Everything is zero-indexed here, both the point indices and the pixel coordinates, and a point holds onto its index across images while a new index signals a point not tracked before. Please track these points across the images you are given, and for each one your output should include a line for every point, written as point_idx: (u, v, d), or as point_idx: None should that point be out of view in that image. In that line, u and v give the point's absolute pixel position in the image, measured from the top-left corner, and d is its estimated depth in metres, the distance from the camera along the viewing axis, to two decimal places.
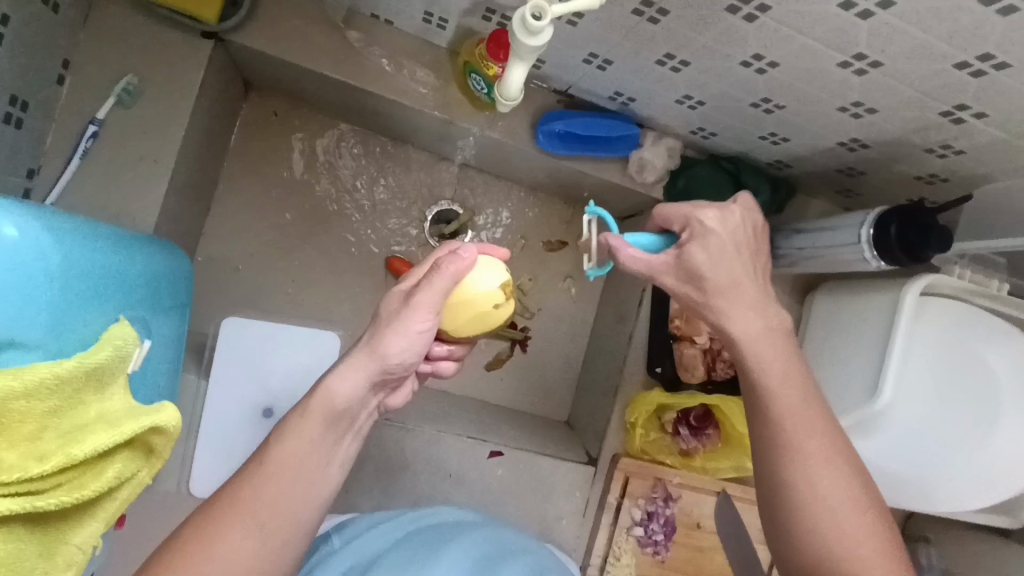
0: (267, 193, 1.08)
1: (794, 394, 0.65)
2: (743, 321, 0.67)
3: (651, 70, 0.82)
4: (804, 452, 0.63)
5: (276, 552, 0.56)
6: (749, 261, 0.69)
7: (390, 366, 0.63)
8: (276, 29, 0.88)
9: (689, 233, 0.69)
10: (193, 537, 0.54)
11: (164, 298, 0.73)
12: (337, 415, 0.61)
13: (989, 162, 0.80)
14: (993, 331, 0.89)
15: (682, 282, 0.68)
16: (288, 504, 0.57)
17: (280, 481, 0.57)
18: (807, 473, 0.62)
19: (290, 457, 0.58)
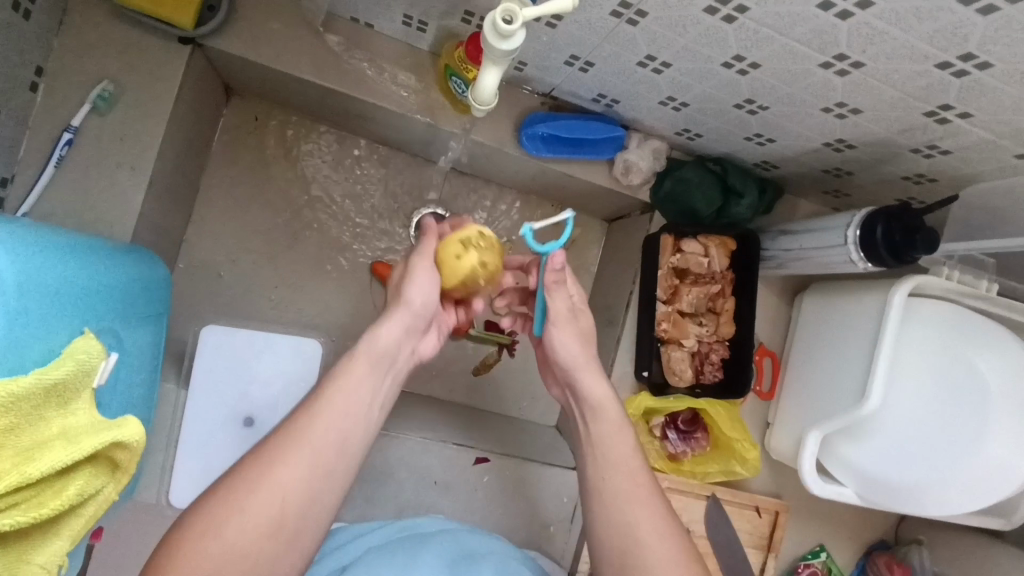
0: (249, 199, 1.07)
1: (634, 464, 0.73)
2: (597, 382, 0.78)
3: (633, 72, 0.81)
4: (635, 520, 0.69)
5: (324, 486, 0.60)
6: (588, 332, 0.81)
7: (417, 316, 0.70)
8: (254, 34, 0.87)
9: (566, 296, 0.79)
10: (250, 468, 0.58)
11: (138, 308, 0.72)
12: (379, 357, 0.67)
13: (975, 162, 0.79)
14: (986, 333, 0.87)
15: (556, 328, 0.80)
16: (337, 436, 0.61)
17: (331, 411, 0.62)
18: (639, 537, 0.67)
19: (341, 392, 0.63)
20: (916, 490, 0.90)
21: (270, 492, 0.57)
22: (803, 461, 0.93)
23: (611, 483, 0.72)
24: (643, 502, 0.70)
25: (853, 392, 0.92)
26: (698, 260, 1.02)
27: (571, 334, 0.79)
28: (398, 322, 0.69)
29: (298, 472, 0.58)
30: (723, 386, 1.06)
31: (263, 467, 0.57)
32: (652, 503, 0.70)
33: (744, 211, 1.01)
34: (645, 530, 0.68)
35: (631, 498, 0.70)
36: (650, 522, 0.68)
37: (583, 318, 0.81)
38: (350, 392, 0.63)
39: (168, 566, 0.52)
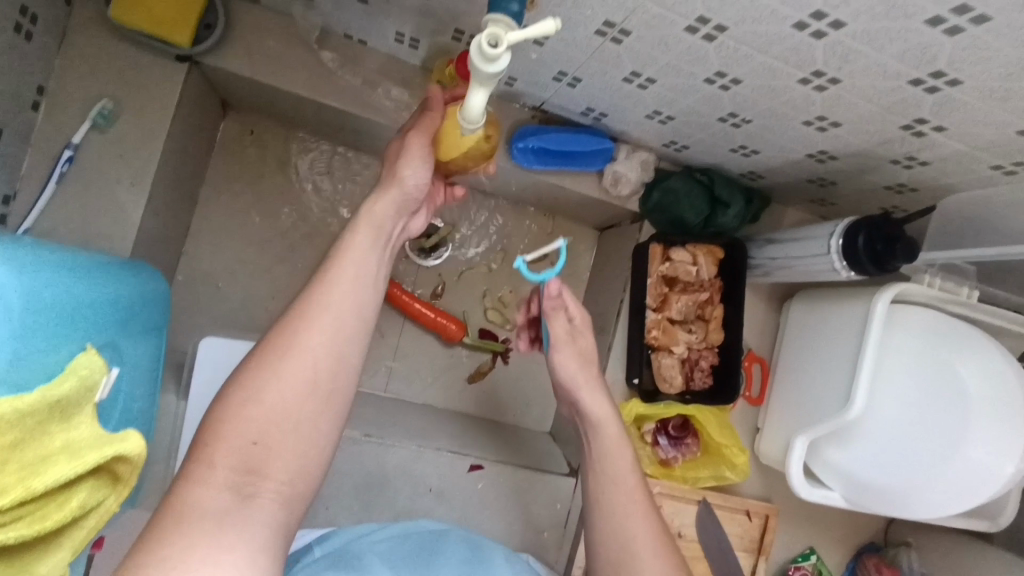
0: (246, 211, 1.09)
1: (632, 480, 0.77)
2: (598, 400, 0.82)
3: (619, 87, 0.84)
4: (629, 534, 0.73)
5: (349, 343, 0.63)
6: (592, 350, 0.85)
7: (409, 194, 0.71)
8: (251, 51, 0.89)
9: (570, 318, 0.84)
10: (274, 340, 0.61)
11: (138, 321, 0.74)
12: (379, 227, 0.69)
13: (952, 173, 0.82)
14: (968, 339, 0.89)
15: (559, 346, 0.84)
16: (353, 299, 0.64)
17: (344, 277, 0.64)
18: (635, 551, 0.72)
19: (350, 259, 0.65)
20: (902, 492, 0.91)
21: (297, 356, 0.60)
22: (791, 465, 0.95)
23: (610, 495, 0.76)
24: (639, 518, 0.74)
25: (839, 397, 0.94)
26: (687, 269, 1.04)
27: (573, 356, 0.84)
28: (397, 192, 0.70)
29: (319, 336, 0.61)
30: (712, 392, 1.08)
31: (286, 337, 0.61)
32: (648, 517, 0.75)
33: (731, 221, 1.03)
34: (637, 543, 0.73)
35: (629, 511, 0.75)
36: (645, 539, 0.73)
37: (582, 340, 0.85)
38: (361, 258, 0.66)
39: (219, 435, 0.57)
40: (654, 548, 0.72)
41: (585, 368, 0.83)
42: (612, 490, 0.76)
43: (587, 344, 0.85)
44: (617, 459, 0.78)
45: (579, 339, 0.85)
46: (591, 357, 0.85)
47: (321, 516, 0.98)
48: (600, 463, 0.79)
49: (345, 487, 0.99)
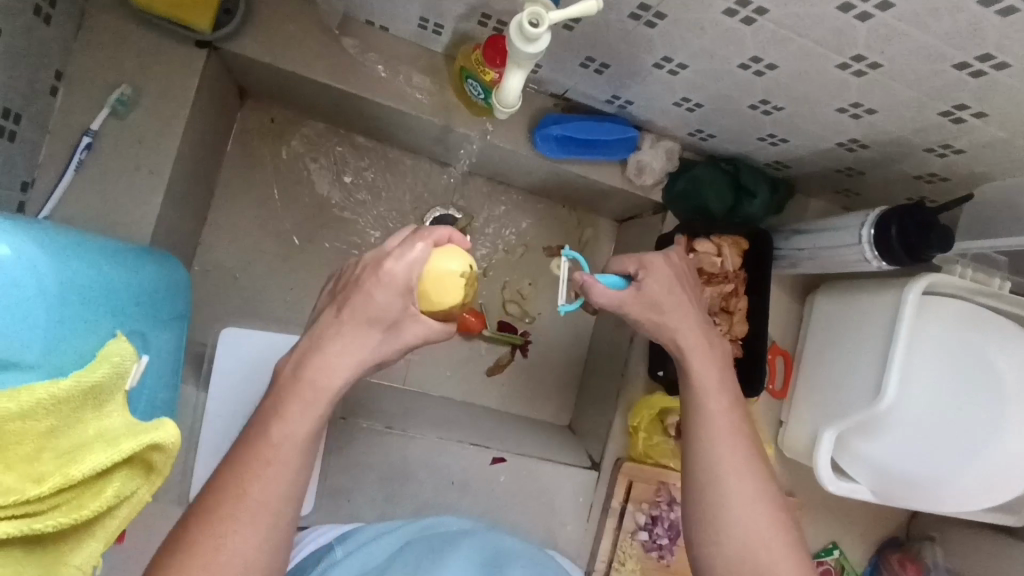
0: (263, 202, 1.07)
1: (724, 400, 0.70)
2: (690, 333, 0.74)
3: (649, 73, 0.82)
4: (716, 459, 0.66)
5: (278, 535, 0.55)
6: (688, 287, 0.77)
7: (379, 359, 0.62)
8: (271, 39, 0.88)
9: (642, 272, 0.75)
10: (182, 533, 0.53)
11: (162, 310, 0.72)
12: (321, 400, 0.58)
13: (988, 161, 0.80)
14: (999, 329, 0.88)
15: (643, 309, 0.73)
16: (281, 489, 0.55)
17: (268, 460, 0.55)
18: (722, 481, 0.65)
19: (278, 439, 0.56)
20: (931, 483, 0.90)
21: (213, 558, 0.51)
22: (818, 457, 0.93)
23: (702, 414, 0.69)
24: (731, 443, 0.67)
25: (867, 389, 0.92)
26: (712, 260, 1.01)
27: (642, 304, 0.73)
28: (345, 369, 0.60)
29: (244, 533, 0.53)
30: (737, 386, 1.05)
31: (196, 534, 0.52)
32: (741, 442, 0.68)
33: (757, 211, 1.02)
34: (732, 472, 0.65)
35: (716, 435, 0.68)
36: (740, 472, 0.65)
37: (650, 281, 0.74)
38: (290, 438, 0.56)
39: None
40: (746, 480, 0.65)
41: (659, 310, 0.74)
42: (699, 414, 0.69)
43: (658, 282, 0.74)
44: (703, 379, 0.71)
45: (644, 283, 0.74)
46: (663, 295, 0.74)
47: (344, 510, 0.97)
48: (687, 384, 0.72)
49: (366, 480, 0.98)
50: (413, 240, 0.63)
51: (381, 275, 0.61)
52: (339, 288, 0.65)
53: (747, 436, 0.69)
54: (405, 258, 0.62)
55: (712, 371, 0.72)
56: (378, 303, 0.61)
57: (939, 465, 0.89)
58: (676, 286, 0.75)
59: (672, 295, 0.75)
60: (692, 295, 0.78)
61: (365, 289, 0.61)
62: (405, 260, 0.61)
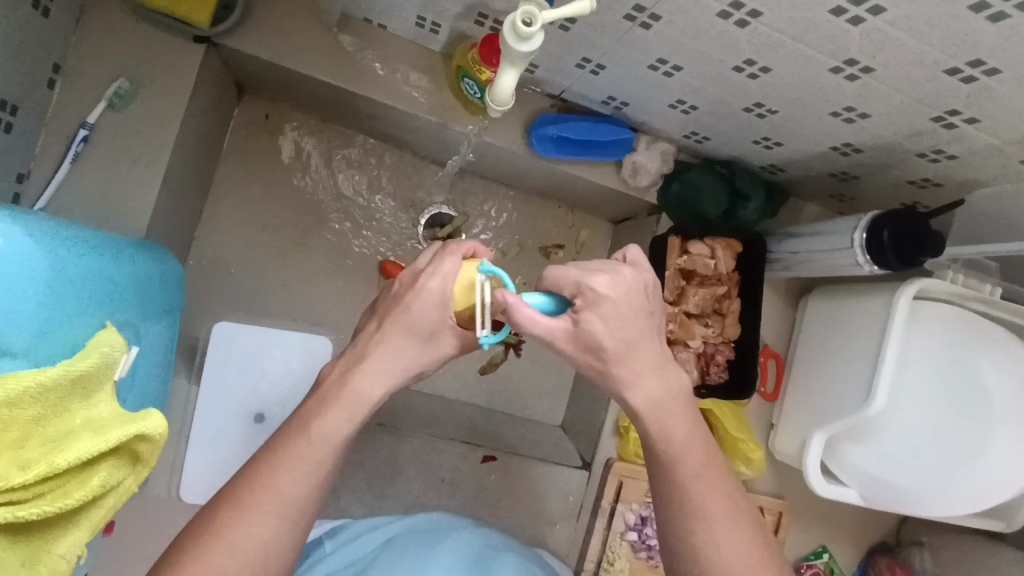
0: (260, 198, 1.08)
1: (698, 453, 0.63)
2: (646, 386, 0.62)
3: (644, 74, 0.82)
4: (694, 528, 0.60)
5: (295, 538, 0.55)
6: (648, 322, 0.62)
7: (416, 371, 0.61)
8: (269, 35, 0.88)
9: (580, 302, 0.59)
10: (212, 517, 0.53)
11: (154, 303, 0.72)
12: (360, 404, 0.58)
13: (980, 168, 0.81)
14: (987, 337, 0.88)
15: (581, 351, 0.61)
16: (305, 489, 0.54)
17: (302, 459, 0.55)
18: (699, 547, 0.59)
19: (313, 438, 0.56)
20: (917, 490, 0.90)
21: (232, 550, 0.51)
22: (808, 462, 0.93)
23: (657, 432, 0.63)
24: (709, 506, 0.60)
25: (858, 394, 0.92)
26: (705, 262, 1.03)
27: (578, 346, 0.60)
28: (388, 376, 0.59)
29: (265, 530, 0.53)
30: (730, 387, 1.06)
31: (224, 521, 0.52)
32: (718, 505, 0.61)
33: (751, 215, 1.03)
34: (711, 538, 0.59)
35: (688, 502, 0.61)
36: (709, 489, 0.61)
37: (589, 318, 0.58)
38: (325, 437, 0.56)
39: None
40: (721, 520, 0.60)
41: (601, 353, 0.60)
42: (668, 478, 0.62)
43: (601, 319, 0.58)
44: (670, 434, 0.62)
45: (582, 319, 0.58)
46: (606, 337, 0.59)
47: (334, 506, 0.97)
48: (650, 437, 0.63)
49: (357, 476, 0.98)
50: (445, 255, 0.61)
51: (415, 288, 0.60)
52: (377, 303, 0.65)
53: (725, 494, 0.61)
54: (433, 271, 0.59)
55: (678, 422, 0.63)
56: (415, 316, 0.59)
57: (925, 472, 0.89)
58: (627, 323, 0.60)
59: (618, 335, 0.60)
60: (655, 330, 0.63)
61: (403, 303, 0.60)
62: (438, 274, 0.59)
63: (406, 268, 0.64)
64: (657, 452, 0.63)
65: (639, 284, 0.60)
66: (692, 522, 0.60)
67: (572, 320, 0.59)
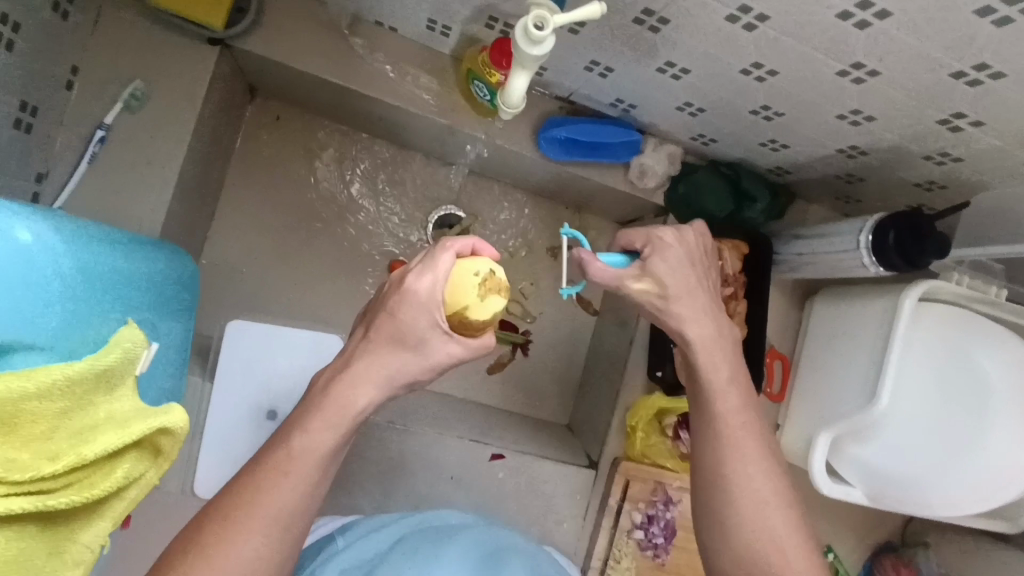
0: (271, 198, 1.09)
1: (739, 394, 0.67)
2: (702, 325, 0.69)
3: (652, 77, 0.84)
4: (728, 460, 0.64)
5: (286, 546, 0.56)
6: (702, 273, 0.72)
7: (405, 380, 0.62)
8: (283, 38, 0.89)
9: (649, 248, 0.71)
10: (201, 532, 0.54)
11: (170, 301, 0.74)
12: (346, 416, 0.59)
13: (985, 170, 0.82)
14: (991, 338, 0.88)
15: (646, 290, 0.69)
16: (296, 499, 0.56)
17: (289, 471, 0.56)
18: (732, 480, 0.63)
19: (299, 450, 0.57)
20: (921, 489, 0.91)
21: (225, 563, 0.53)
22: (813, 460, 0.94)
23: (707, 416, 0.66)
24: (744, 443, 0.64)
25: (862, 393, 0.93)
26: (713, 262, 1.00)
27: (646, 284, 0.69)
28: (373, 385, 0.60)
29: (256, 541, 0.54)
30: None
31: (214, 536, 0.53)
32: (753, 443, 0.65)
33: (756, 215, 1.04)
34: (744, 472, 0.63)
35: (726, 434, 0.65)
36: (745, 430, 0.65)
37: (655, 261, 0.70)
38: (309, 450, 0.57)
39: None
40: (756, 456, 0.64)
41: (664, 293, 0.69)
42: (709, 412, 0.66)
43: (665, 259, 0.70)
44: (717, 372, 0.67)
45: (649, 262, 0.70)
46: (669, 278, 0.69)
47: (343, 503, 0.99)
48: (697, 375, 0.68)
49: (366, 473, 0.99)
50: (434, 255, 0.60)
51: (404, 291, 0.59)
52: (367, 312, 0.66)
53: (762, 434, 0.66)
54: (423, 271, 0.59)
55: (723, 365, 0.68)
56: (400, 322, 0.60)
57: (930, 471, 0.90)
58: (686, 269, 0.71)
59: (677, 277, 0.70)
60: (706, 280, 0.73)
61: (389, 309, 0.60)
62: (428, 274, 0.58)
63: (399, 270, 0.64)
64: (700, 388, 0.68)
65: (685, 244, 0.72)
66: (731, 469, 0.63)
67: (639, 265, 0.70)
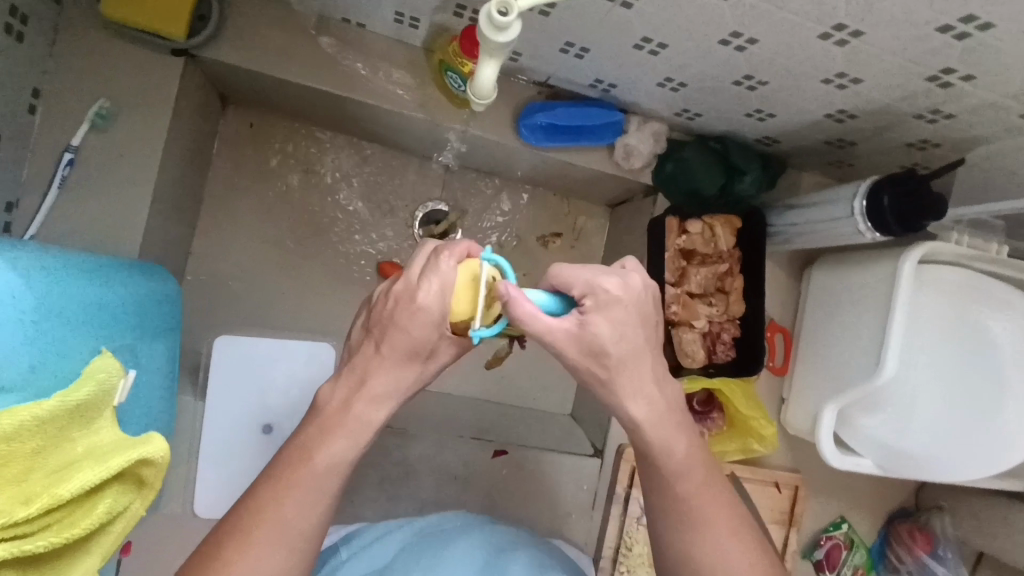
0: (251, 208, 1.07)
1: (697, 467, 0.62)
2: (643, 400, 0.61)
3: (629, 55, 0.81)
4: (698, 544, 0.61)
5: (303, 564, 0.55)
6: (649, 330, 0.61)
7: (417, 386, 0.60)
8: (248, 43, 0.87)
9: (589, 304, 0.57)
10: (215, 550, 0.53)
11: (152, 322, 0.72)
12: (364, 428, 0.58)
13: (979, 126, 0.79)
14: (994, 296, 0.87)
15: (584, 355, 0.58)
16: (312, 518, 0.55)
17: (305, 487, 0.55)
18: (703, 562, 0.60)
19: (318, 466, 0.55)
20: (935, 454, 0.89)
21: None
22: (821, 434, 0.92)
23: (673, 500, 0.61)
24: (711, 521, 0.61)
25: (868, 361, 0.91)
26: (704, 240, 1.03)
27: (585, 351, 0.58)
28: (389, 395, 0.58)
29: (273, 559, 0.53)
30: (739, 364, 1.05)
31: (232, 555, 0.52)
32: (720, 519, 0.61)
33: (749, 188, 1.01)
34: (715, 553, 0.60)
35: (693, 519, 0.61)
36: (709, 504, 0.62)
37: (597, 320, 0.57)
38: (329, 467, 0.55)
39: None
40: (724, 533, 0.61)
41: (604, 359, 0.58)
42: (670, 495, 0.62)
43: (610, 321, 0.57)
44: (670, 451, 0.62)
45: (590, 320, 0.57)
46: (611, 342, 0.57)
47: (348, 511, 0.98)
48: (649, 454, 0.62)
49: (369, 479, 0.98)
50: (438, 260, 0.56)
51: (410, 298, 0.56)
52: (367, 315, 0.61)
53: (728, 504, 0.62)
54: (432, 275, 0.56)
55: (677, 439, 0.62)
56: (414, 335, 0.57)
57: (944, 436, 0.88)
58: (633, 330, 0.59)
59: (624, 341, 0.58)
60: (654, 334, 0.62)
61: (398, 318, 0.57)
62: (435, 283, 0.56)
63: (397, 276, 0.59)
64: (657, 472, 0.62)
65: (643, 294, 0.60)
66: (699, 551, 0.60)
67: (578, 323, 0.57)
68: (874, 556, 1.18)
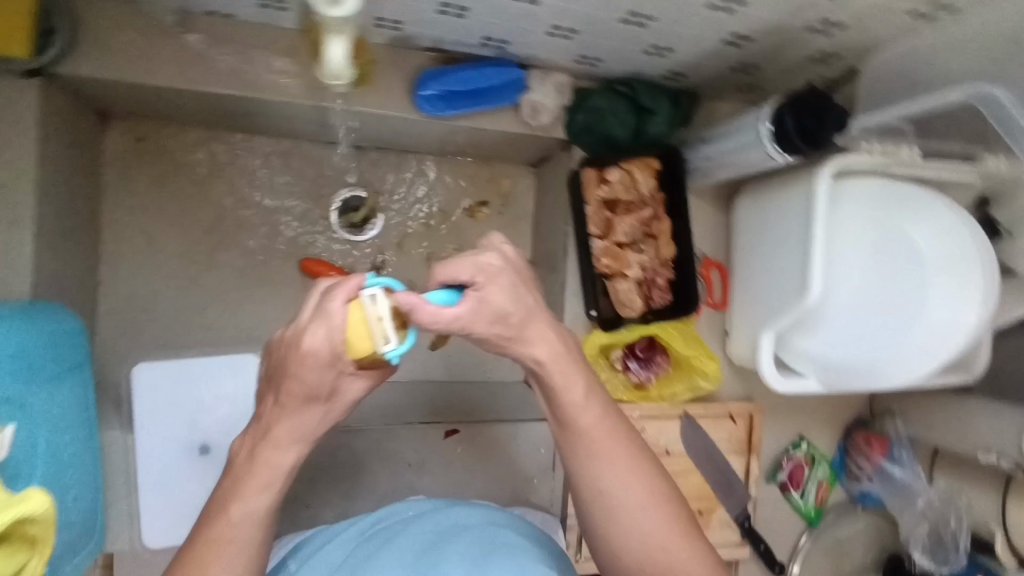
0: (156, 225, 1.02)
1: (597, 404, 0.60)
2: (548, 344, 0.59)
3: (510, 8, 0.77)
4: (601, 479, 0.58)
5: None
6: (537, 287, 0.60)
7: (323, 427, 0.57)
8: (108, 54, 0.81)
9: (483, 278, 0.55)
10: None
11: (49, 366, 0.68)
12: (275, 476, 0.56)
13: (873, 30, 0.77)
14: (911, 200, 0.86)
15: (490, 324, 0.56)
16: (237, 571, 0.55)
17: (227, 547, 0.54)
18: (609, 499, 0.58)
19: (235, 520, 0.55)
20: (873, 366, 0.89)
21: None
22: (762, 361, 0.93)
23: (576, 436, 0.59)
24: (611, 455, 0.59)
25: (798, 284, 0.91)
26: (625, 187, 1.01)
27: (492, 319, 0.56)
28: (295, 442, 0.56)
29: None
30: (674, 307, 1.04)
31: None
32: (622, 453, 0.59)
33: (661, 128, 0.99)
34: (619, 488, 0.58)
35: (596, 454, 0.59)
36: (610, 440, 0.59)
37: (493, 290, 0.55)
38: (246, 518, 0.55)
39: None
40: (626, 467, 0.59)
41: (510, 322, 0.57)
42: (572, 430, 0.60)
43: (504, 289, 0.56)
44: (570, 390, 0.59)
45: (487, 293, 0.55)
46: (512, 305, 0.56)
47: (308, 513, 0.98)
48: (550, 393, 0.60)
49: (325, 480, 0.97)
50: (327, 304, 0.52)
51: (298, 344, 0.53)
52: (268, 362, 0.58)
53: (632, 439, 0.60)
54: (320, 320, 0.52)
55: (577, 379, 0.60)
56: (308, 381, 0.53)
57: (881, 346, 0.88)
58: (524, 289, 0.58)
59: (520, 301, 0.57)
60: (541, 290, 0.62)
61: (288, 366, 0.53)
62: (324, 328, 0.51)
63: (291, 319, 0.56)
64: (559, 409, 0.60)
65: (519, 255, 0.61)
66: (604, 485, 0.58)
67: (479, 295, 0.55)
68: (836, 468, 1.21)
